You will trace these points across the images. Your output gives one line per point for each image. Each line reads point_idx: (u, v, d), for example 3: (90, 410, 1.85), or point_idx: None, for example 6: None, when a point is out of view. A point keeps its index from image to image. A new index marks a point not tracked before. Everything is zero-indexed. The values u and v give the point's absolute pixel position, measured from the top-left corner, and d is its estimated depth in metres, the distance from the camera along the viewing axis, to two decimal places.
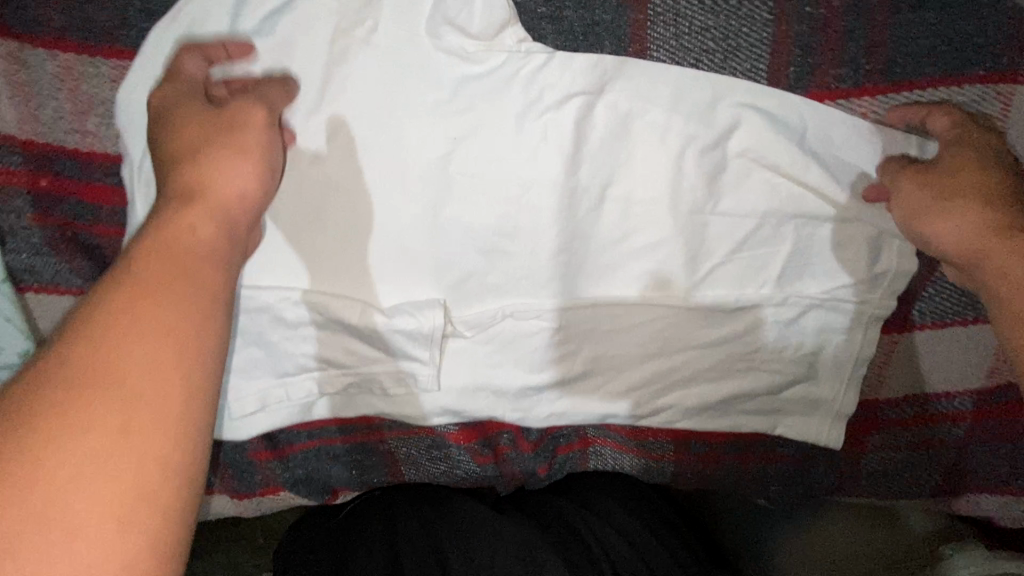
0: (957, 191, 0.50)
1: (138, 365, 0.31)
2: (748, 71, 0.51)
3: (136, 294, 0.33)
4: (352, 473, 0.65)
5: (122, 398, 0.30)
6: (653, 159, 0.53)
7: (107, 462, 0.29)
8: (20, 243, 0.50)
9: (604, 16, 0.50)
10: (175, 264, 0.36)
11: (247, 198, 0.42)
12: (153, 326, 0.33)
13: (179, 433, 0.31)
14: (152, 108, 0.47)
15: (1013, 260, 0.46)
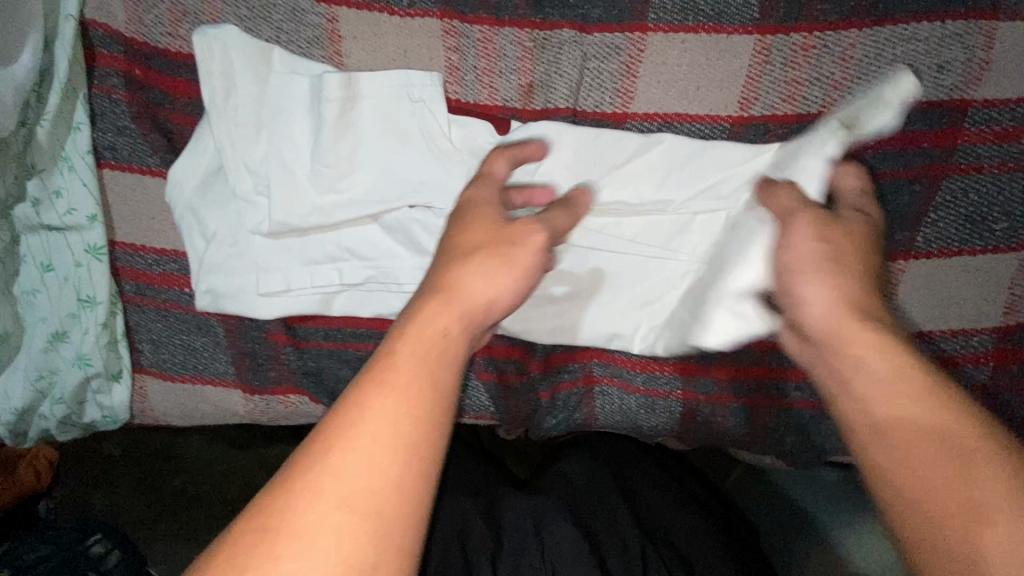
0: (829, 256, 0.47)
1: (403, 382, 0.38)
2: (742, 7, 0.57)
3: (418, 342, 0.40)
4: None
5: (373, 418, 0.37)
6: (659, 77, 0.59)
7: (384, 436, 0.36)
8: (108, 124, 0.58)
9: None
10: (451, 295, 0.43)
11: (494, 305, 0.45)
12: (413, 362, 0.39)
13: (421, 402, 0.38)
14: (215, 88, 0.57)
15: (867, 352, 0.42)
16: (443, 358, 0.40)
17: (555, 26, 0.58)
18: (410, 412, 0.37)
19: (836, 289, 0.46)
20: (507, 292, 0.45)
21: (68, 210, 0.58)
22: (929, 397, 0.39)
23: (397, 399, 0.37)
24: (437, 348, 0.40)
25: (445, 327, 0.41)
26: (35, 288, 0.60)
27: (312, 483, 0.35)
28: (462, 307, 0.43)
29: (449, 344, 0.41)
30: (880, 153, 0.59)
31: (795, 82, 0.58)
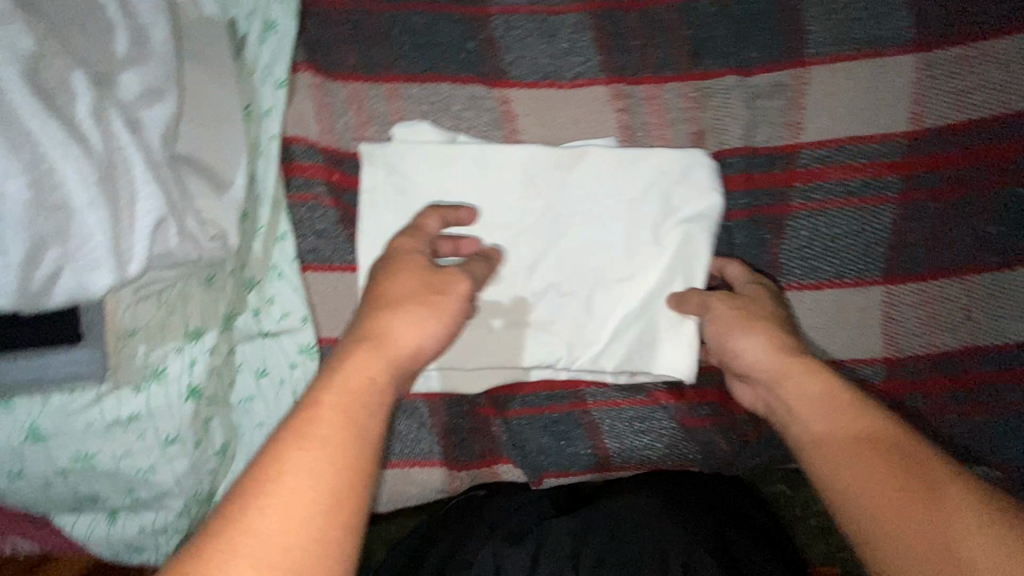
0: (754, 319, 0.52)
1: (325, 433, 0.37)
2: (896, 32, 0.60)
3: (347, 391, 0.40)
4: (560, 445, 0.66)
5: (301, 464, 0.36)
6: (824, 107, 0.61)
7: (308, 492, 0.35)
8: (307, 230, 0.61)
9: (761, 7, 0.61)
10: (375, 337, 0.43)
11: (424, 347, 0.46)
12: (336, 410, 0.39)
13: (343, 462, 0.37)
14: (395, 178, 0.60)
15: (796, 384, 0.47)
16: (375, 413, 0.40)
17: (717, 76, 0.61)
18: (348, 466, 0.37)
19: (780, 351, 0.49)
20: (425, 340, 0.45)
21: (282, 314, 0.60)
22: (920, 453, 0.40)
23: (318, 452, 0.37)
24: (357, 397, 0.40)
25: (365, 379, 0.41)
26: (252, 395, 0.61)
27: (229, 543, 0.34)
28: (381, 352, 0.43)
29: (378, 406, 0.40)
30: None
31: (960, 92, 0.59)
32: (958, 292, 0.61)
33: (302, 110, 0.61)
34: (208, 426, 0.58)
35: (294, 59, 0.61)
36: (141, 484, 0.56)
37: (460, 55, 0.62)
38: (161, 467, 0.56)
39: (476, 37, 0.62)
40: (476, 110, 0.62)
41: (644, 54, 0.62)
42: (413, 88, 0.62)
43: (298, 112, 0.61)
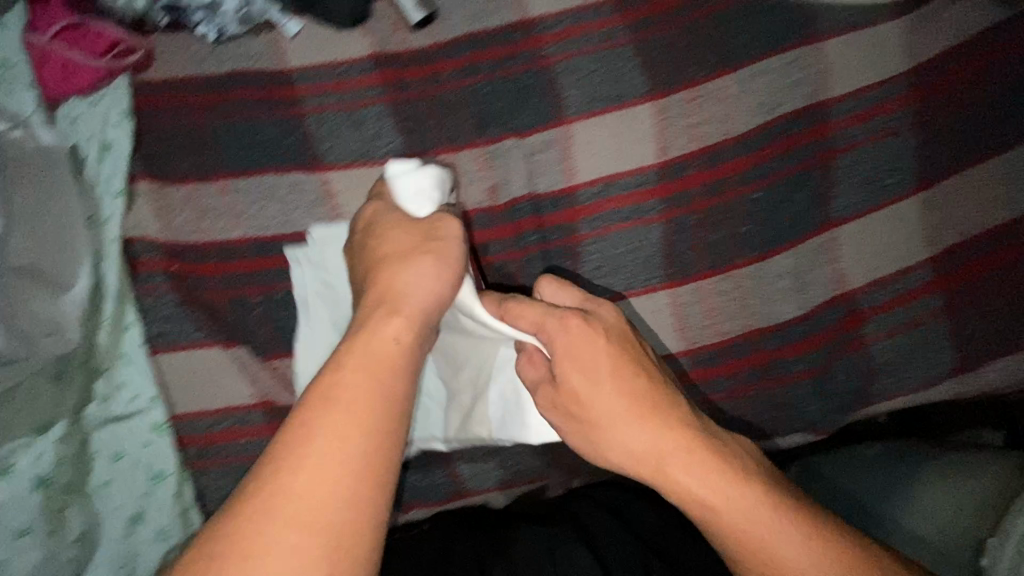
0: (601, 372, 0.56)
1: (348, 395, 0.48)
2: (634, 86, 0.74)
3: (369, 356, 0.50)
4: (416, 478, 0.72)
5: (317, 427, 0.46)
6: (590, 151, 0.73)
7: (342, 446, 0.45)
8: (154, 317, 0.68)
9: (524, 81, 0.75)
10: (392, 302, 0.54)
11: (437, 294, 0.56)
12: (363, 374, 0.49)
13: (364, 419, 0.47)
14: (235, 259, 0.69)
15: (656, 439, 0.54)
16: (390, 380, 0.50)
17: (499, 139, 0.74)
18: (378, 413, 0.47)
19: (652, 431, 0.54)
20: (437, 287, 0.56)
21: (131, 397, 0.66)
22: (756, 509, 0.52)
23: (341, 413, 0.47)
24: (386, 367, 0.50)
25: (391, 338, 0.52)
26: (108, 479, 0.65)
27: (276, 480, 0.44)
28: (410, 309, 0.54)
29: (395, 360, 0.51)
30: (776, 156, 0.72)
31: (693, 125, 0.73)
32: (729, 286, 0.73)
33: (142, 214, 0.69)
34: (63, 514, 0.62)
35: (132, 172, 0.70)
36: None
37: (282, 150, 0.73)
38: (14, 561, 0.59)
39: (294, 134, 0.73)
40: (300, 192, 0.71)
41: (439, 129, 0.74)
42: (243, 182, 0.72)
43: (137, 216, 0.69)
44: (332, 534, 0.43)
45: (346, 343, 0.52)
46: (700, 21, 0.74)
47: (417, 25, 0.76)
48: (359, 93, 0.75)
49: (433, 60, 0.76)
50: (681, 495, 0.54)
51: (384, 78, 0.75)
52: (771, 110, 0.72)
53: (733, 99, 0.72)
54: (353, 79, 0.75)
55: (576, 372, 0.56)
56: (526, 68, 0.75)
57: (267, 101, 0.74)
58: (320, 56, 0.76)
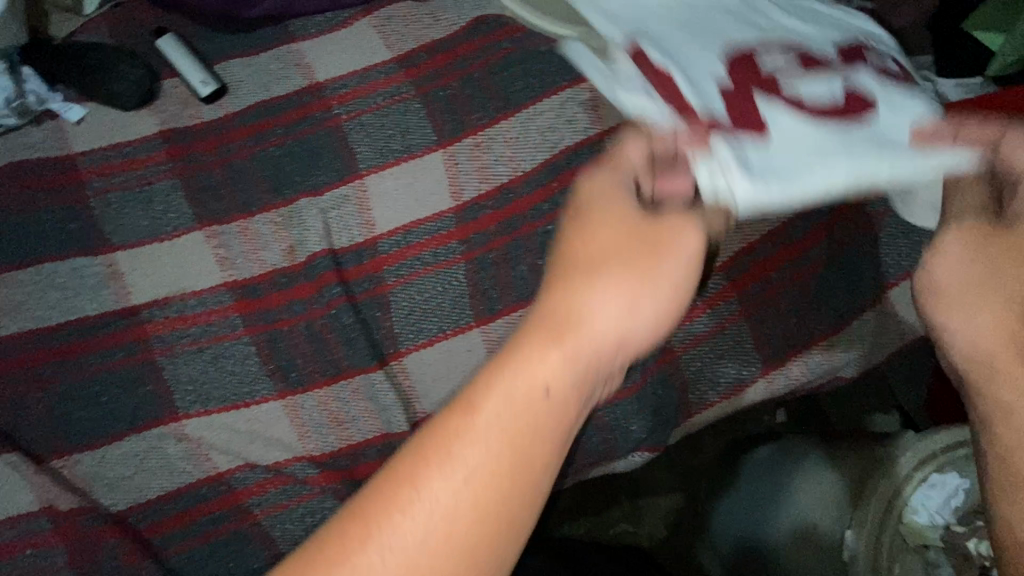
0: (993, 259, 0.51)
1: (504, 410, 0.42)
2: (421, 137, 0.77)
3: (550, 338, 0.45)
4: (230, 568, 0.65)
5: (444, 471, 0.40)
6: (386, 203, 0.75)
7: (480, 498, 0.40)
8: None
9: (316, 143, 0.77)
10: (648, 242, 0.49)
11: (635, 334, 0.48)
12: (521, 404, 0.43)
13: (543, 438, 0.43)
14: (15, 354, 0.67)
15: (1018, 378, 0.49)
16: (572, 403, 0.45)
17: (294, 200, 0.75)
18: (523, 444, 0.42)
19: (993, 319, 0.50)
20: (646, 323, 0.48)
21: None
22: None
23: (487, 446, 0.41)
24: (556, 390, 0.44)
25: (546, 377, 0.44)
26: None
27: (373, 528, 0.39)
28: (578, 335, 0.45)
29: (557, 386, 0.44)
30: (564, 186, 0.75)
31: (481, 168, 0.76)
32: None
33: None
34: None
35: None
36: None
37: (69, 237, 0.72)
38: None
39: (78, 218, 0.72)
40: (87, 276, 0.70)
41: (234, 197, 0.75)
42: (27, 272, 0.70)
43: None
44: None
45: (513, 338, 0.46)
46: (478, 72, 0.79)
47: (206, 96, 0.78)
48: (149, 170, 0.75)
49: (225, 131, 0.78)
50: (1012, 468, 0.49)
51: (173, 152, 0.76)
52: (553, 145, 0.76)
53: (517, 139, 0.76)
54: (141, 156, 0.76)
55: (1012, 258, 0.50)
56: (317, 131, 0.78)
57: (50, 190, 0.73)
58: (108, 138, 0.76)
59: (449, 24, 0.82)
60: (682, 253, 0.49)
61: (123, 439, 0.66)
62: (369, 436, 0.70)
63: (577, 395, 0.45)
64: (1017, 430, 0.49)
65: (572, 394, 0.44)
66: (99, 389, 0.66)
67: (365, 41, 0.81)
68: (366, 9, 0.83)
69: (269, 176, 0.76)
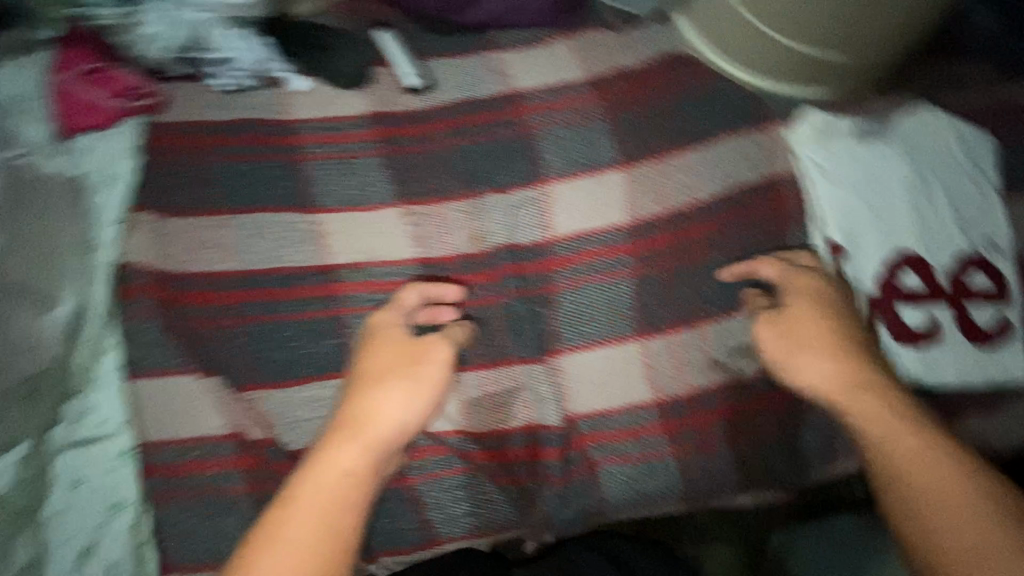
0: (816, 348, 0.67)
1: (304, 481, 0.58)
2: (606, 154, 0.81)
3: (336, 437, 0.61)
4: (386, 522, 0.70)
5: (264, 546, 0.54)
6: (565, 209, 0.79)
7: (288, 550, 0.53)
8: (133, 342, 0.69)
9: (509, 144, 0.81)
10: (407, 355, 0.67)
11: (403, 423, 0.64)
12: (309, 484, 0.58)
13: (298, 521, 0.55)
14: (221, 291, 0.72)
15: (925, 468, 0.57)
16: (347, 481, 0.58)
17: (481, 194, 0.79)
18: (325, 514, 0.56)
19: (835, 373, 0.65)
20: (403, 415, 0.64)
21: (101, 421, 0.65)
22: (948, 464, 0.57)
23: (307, 498, 0.57)
24: (340, 485, 0.58)
25: (343, 463, 0.59)
26: (64, 507, 0.63)
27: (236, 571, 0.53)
28: (357, 431, 0.61)
29: (354, 469, 0.59)
30: (743, 224, 0.78)
31: (661, 192, 0.79)
32: (698, 340, 0.76)
33: (137, 243, 0.72)
34: (14, 543, 0.60)
35: (133, 203, 0.74)
36: None
37: (278, 193, 0.77)
38: None
39: (289, 177, 0.78)
40: (292, 232, 0.76)
41: (428, 182, 0.80)
42: (239, 218, 0.75)
43: (129, 245, 0.72)
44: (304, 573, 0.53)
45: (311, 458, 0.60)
46: (666, 103, 0.83)
47: (415, 89, 0.84)
48: (354, 145, 0.81)
49: (424, 121, 0.83)
50: (975, 547, 0.53)
51: (382, 133, 0.82)
52: (732, 180, 0.79)
53: (697, 169, 0.80)
54: (351, 132, 0.81)
55: (839, 339, 0.67)
56: (510, 133, 0.82)
57: (268, 148, 0.79)
58: (324, 110, 0.82)
59: (641, 54, 0.87)
60: (425, 383, 0.66)
61: (306, 384, 0.71)
62: (521, 424, 0.74)
63: (354, 492, 0.58)
64: (916, 511, 0.56)
65: (366, 474, 0.60)
66: (290, 334, 0.72)
67: (561, 59, 0.86)
68: (567, 28, 0.88)
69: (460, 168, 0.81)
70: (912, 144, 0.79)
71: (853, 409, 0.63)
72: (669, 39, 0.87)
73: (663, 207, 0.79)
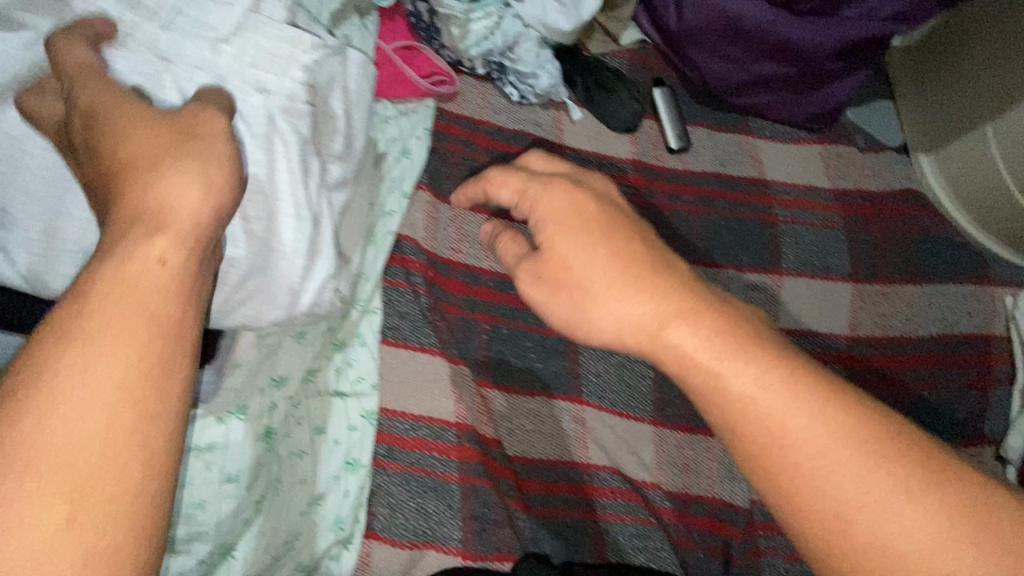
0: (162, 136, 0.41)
1: (101, 310, 0.32)
2: (839, 264, 0.85)
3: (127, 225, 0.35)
4: (571, 549, 0.72)
5: (57, 400, 0.29)
6: (793, 304, 0.83)
7: (78, 413, 0.29)
8: (394, 310, 0.72)
9: (754, 228, 0.86)
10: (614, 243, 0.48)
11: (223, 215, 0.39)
12: (114, 308, 0.32)
13: (108, 373, 0.31)
14: (478, 286, 0.76)
15: (772, 410, 0.39)
16: (122, 298, 0.32)
17: (721, 266, 0.83)
18: (140, 341, 0.32)
19: (761, 380, 0.40)
20: (210, 201, 0.39)
21: (356, 378, 0.68)
22: (837, 417, 0.38)
23: (103, 346, 0.31)
24: (142, 313, 0.32)
25: (155, 262, 0.34)
26: (303, 450, 0.64)
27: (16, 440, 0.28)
28: (178, 224, 0.36)
29: (155, 292, 0.33)
30: (948, 367, 0.82)
31: (883, 316, 0.84)
32: None
33: (415, 218, 0.76)
34: (260, 473, 0.62)
35: (418, 180, 0.78)
36: (186, 518, 0.58)
37: None
38: (210, 504, 0.59)
39: None
40: None
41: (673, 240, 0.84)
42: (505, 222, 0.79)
43: (409, 219, 0.76)
44: (88, 458, 0.29)
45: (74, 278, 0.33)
46: (902, 233, 0.88)
47: (673, 149, 0.88)
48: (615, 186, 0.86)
49: (678, 182, 0.88)
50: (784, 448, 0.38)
51: (638, 181, 0.87)
52: (949, 325, 0.84)
53: (919, 303, 0.85)
54: (613, 172, 0.86)
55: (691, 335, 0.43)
56: (754, 217, 0.87)
57: None
58: (593, 145, 0.87)
59: (882, 182, 0.92)
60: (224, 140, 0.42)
61: (534, 396, 0.74)
62: (706, 493, 0.76)
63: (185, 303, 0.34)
64: (782, 459, 0.38)
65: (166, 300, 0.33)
66: (530, 347, 0.75)
67: (812, 165, 0.92)
68: (818, 137, 0.94)
69: (705, 237, 0.85)
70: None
71: (664, 339, 0.43)
72: (907, 176, 0.94)
73: (882, 328, 0.83)
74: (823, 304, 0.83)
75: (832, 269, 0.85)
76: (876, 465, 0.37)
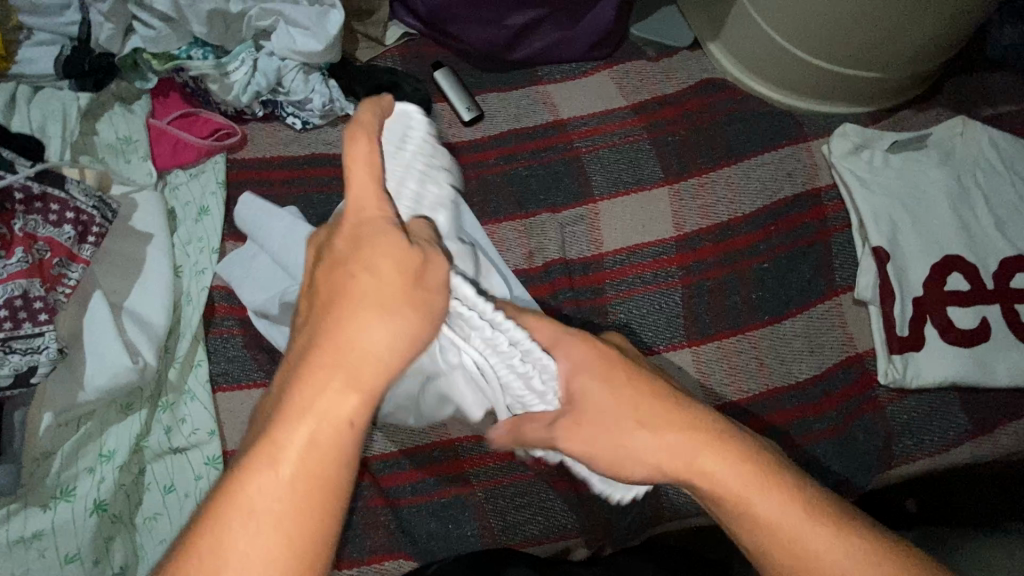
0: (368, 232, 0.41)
1: (297, 435, 0.37)
2: (652, 174, 0.86)
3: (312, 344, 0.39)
4: (449, 529, 0.72)
5: (238, 524, 0.36)
6: (613, 225, 0.83)
7: (281, 542, 0.36)
8: (220, 356, 0.73)
9: (560, 168, 0.87)
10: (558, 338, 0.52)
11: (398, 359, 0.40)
12: (311, 454, 0.37)
13: (289, 511, 0.36)
14: None
15: (689, 448, 0.45)
16: (328, 447, 0.38)
17: (536, 214, 0.84)
18: (317, 490, 0.37)
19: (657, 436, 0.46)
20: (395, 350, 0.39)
21: (191, 431, 0.69)
22: (737, 450, 0.45)
23: (285, 486, 0.36)
24: (329, 470, 0.37)
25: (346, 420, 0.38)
26: (155, 513, 0.65)
27: (215, 544, 0.36)
28: (358, 369, 0.38)
29: (332, 422, 0.38)
30: (782, 232, 0.82)
31: (704, 206, 0.84)
32: (748, 345, 0.78)
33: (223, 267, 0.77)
34: (110, 546, 0.63)
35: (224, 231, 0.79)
36: None
37: None
38: None
39: None
40: None
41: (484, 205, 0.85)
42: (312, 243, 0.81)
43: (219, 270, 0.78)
44: None
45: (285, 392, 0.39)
46: (706, 123, 0.88)
47: (468, 121, 0.90)
48: None
49: (481, 149, 0.89)
50: (706, 475, 0.45)
51: None
52: (772, 193, 0.84)
53: (738, 182, 0.84)
54: None
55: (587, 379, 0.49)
56: (556, 159, 0.88)
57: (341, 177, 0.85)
58: None
59: (679, 82, 0.93)
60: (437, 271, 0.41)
61: None
62: None
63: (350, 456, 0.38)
64: (696, 476, 0.45)
65: (341, 437, 0.38)
66: None
67: (605, 90, 0.93)
68: (607, 63, 0.95)
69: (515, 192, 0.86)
70: (946, 152, 0.85)
71: (706, 479, 0.45)
72: (704, 67, 0.95)
73: (709, 219, 0.83)
74: (640, 216, 0.84)
75: (645, 179, 0.86)
76: (794, 491, 0.44)
